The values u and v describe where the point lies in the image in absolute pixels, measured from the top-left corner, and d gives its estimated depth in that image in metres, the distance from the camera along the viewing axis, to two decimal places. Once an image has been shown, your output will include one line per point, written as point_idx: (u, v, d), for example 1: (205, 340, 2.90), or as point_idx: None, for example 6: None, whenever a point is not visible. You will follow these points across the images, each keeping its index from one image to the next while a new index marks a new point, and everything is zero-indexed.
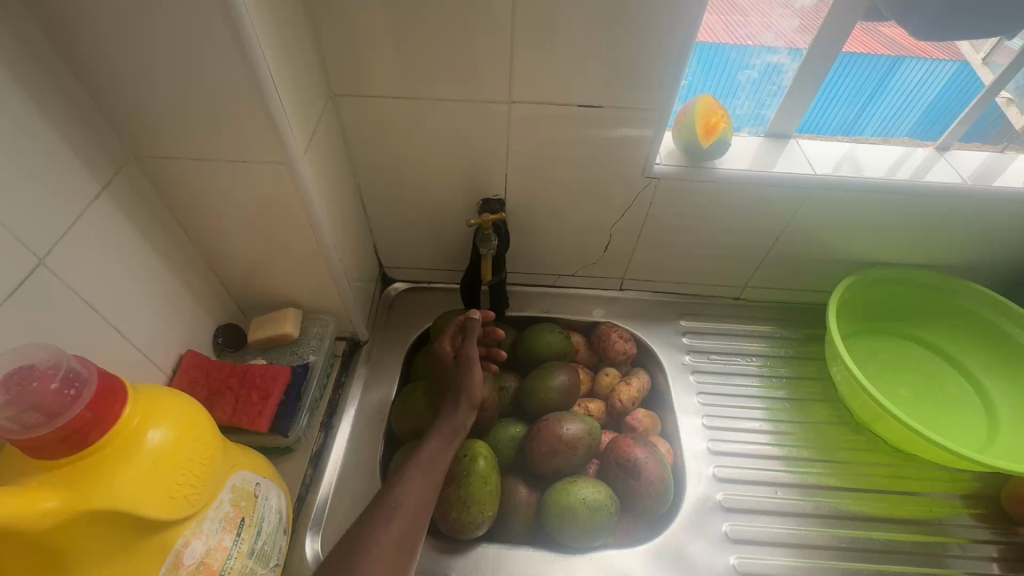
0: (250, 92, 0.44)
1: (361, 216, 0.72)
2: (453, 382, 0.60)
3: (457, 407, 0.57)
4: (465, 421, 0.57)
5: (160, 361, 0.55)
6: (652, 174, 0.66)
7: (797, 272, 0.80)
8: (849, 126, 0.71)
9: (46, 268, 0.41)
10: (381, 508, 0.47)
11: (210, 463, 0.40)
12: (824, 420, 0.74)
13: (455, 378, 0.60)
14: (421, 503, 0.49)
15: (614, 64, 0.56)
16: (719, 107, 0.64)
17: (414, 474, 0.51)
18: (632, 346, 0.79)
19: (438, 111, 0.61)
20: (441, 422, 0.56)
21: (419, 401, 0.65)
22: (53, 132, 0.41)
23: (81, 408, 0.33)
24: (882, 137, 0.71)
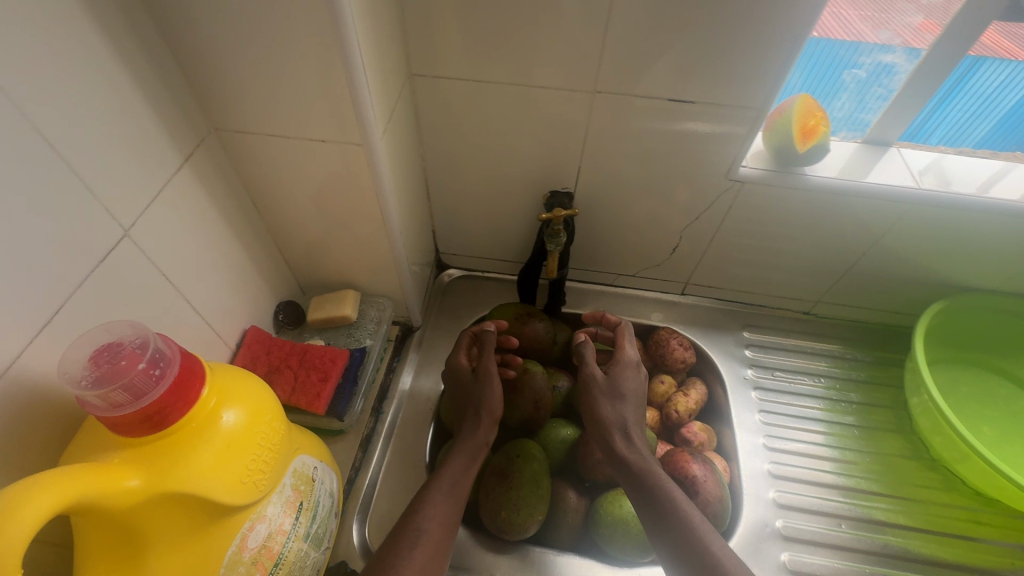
0: (338, 72, 0.43)
1: (424, 200, 0.71)
2: (471, 397, 0.61)
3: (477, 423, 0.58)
4: (486, 438, 0.58)
5: (226, 335, 0.55)
6: (736, 177, 0.62)
7: (880, 292, 0.74)
8: (914, 131, 0.65)
9: (129, 240, 0.41)
10: (406, 534, 0.48)
11: (276, 449, 0.40)
12: (896, 454, 0.69)
13: (474, 392, 0.61)
14: (448, 524, 0.50)
15: (712, 56, 0.52)
16: (819, 109, 0.59)
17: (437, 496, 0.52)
18: (692, 355, 0.75)
19: (517, 97, 0.58)
20: (463, 441, 0.57)
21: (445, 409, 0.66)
22: (142, 102, 0.40)
23: (166, 387, 0.32)
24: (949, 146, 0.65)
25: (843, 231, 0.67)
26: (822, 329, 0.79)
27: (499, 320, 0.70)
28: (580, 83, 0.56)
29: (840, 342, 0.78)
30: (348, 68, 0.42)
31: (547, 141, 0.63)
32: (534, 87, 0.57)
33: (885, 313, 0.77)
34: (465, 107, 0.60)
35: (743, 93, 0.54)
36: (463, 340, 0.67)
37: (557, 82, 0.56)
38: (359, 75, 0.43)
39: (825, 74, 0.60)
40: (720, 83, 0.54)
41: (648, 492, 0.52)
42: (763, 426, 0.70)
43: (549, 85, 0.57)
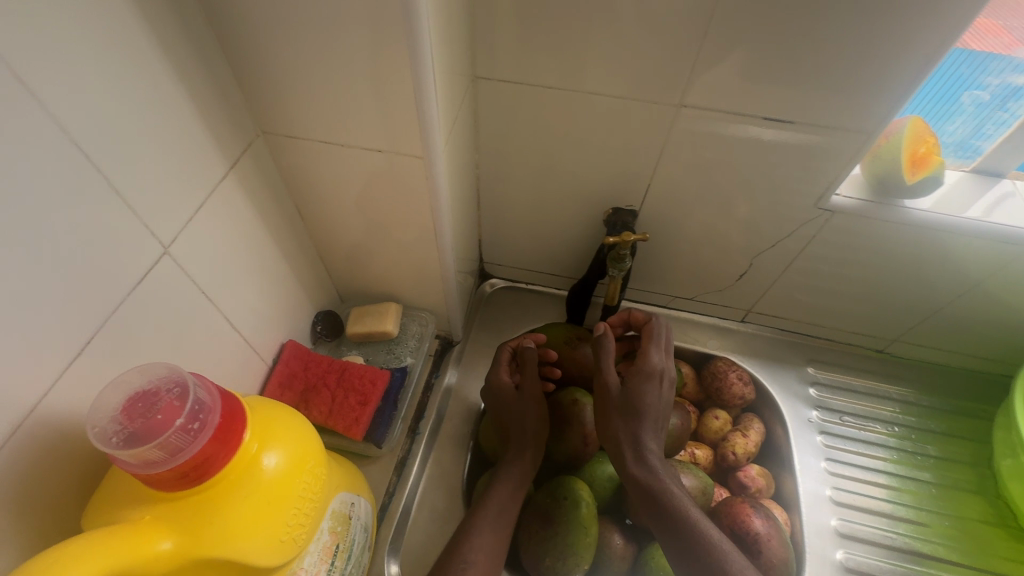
0: (406, 78, 0.38)
1: (473, 208, 0.66)
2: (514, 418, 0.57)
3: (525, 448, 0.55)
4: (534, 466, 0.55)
5: (263, 350, 0.52)
6: (826, 206, 0.56)
7: (972, 337, 0.66)
8: None
9: (170, 258, 0.37)
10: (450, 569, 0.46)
11: (318, 497, 0.36)
12: (977, 519, 0.62)
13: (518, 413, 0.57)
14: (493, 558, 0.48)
15: (819, 71, 0.46)
16: (931, 134, 0.53)
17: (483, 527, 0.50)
18: (752, 391, 0.69)
19: (588, 105, 0.53)
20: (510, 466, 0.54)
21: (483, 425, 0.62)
22: (189, 105, 0.36)
23: (206, 440, 0.29)
24: None
25: (941, 270, 0.59)
26: (896, 370, 0.72)
27: (540, 333, 0.66)
28: (662, 94, 0.50)
29: (917, 386, 0.71)
30: (417, 75, 0.37)
31: (616, 154, 0.57)
32: (609, 97, 0.52)
33: (971, 358, 0.69)
34: (529, 113, 0.55)
35: (851, 114, 0.48)
36: (501, 355, 0.63)
37: (636, 92, 0.51)
38: (428, 82, 0.38)
39: (943, 93, 0.52)
40: (825, 102, 0.48)
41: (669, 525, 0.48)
42: (829, 477, 0.65)
43: (627, 95, 0.51)
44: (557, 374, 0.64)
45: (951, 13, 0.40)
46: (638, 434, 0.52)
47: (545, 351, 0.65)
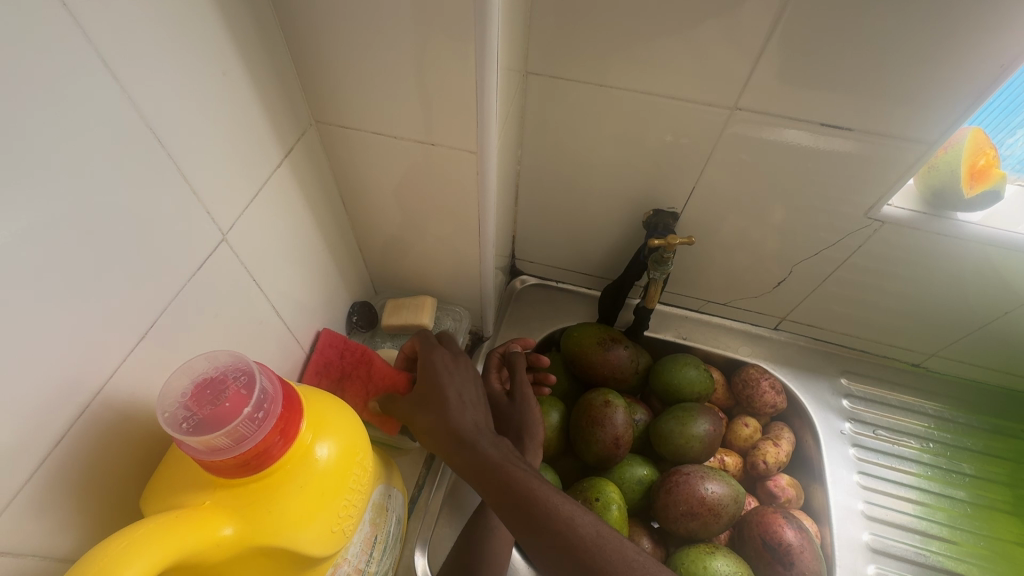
0: (468, 73, 0.37)
1: (511, 205, 0.66)
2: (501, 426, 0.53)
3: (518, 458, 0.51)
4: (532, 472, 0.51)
5: (302, 339, 0.52)
6: (876, 216, 0.55)
7: (1016, 356, 0.65)
8: None
9: (227, 245, 0.37)
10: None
11: (365, 488, 0.37)
12: (1013, 540, 0.61)
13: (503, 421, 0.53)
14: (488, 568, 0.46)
15: (883, 79, 0.45)
16: (991, 146, 0.52)
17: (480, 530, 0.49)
18: (783, 401, 0.68)
19: (639, 105, 0.52)
20: None
21: None
22: (252, 94, 0.36)
23: (270, 427, 0.29)
24: None
25: (989, 285, 0.58)
26: (932, 386, 0.71)
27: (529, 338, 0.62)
28: (718, 97, 0.49)
29: (952, 403, 0.70)
30: (480, 70, 0.37)
31: (663, 156, 0.56)
32: (662, 98, 0.51)
33: (1011, 377, 0.68)
34: (576, 111, 0.54)
35: (913, 124, 0.47)
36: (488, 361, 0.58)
37: (691, 94, 0.50)
38: (490, 77, 0.37)
39: (1009, 105, 0.51)
40: (887, 110, 0.46)
41: None
42: (861, 490, 0.64)
43: (682, 96, 0.50)
44: (552, 379, 0.62)
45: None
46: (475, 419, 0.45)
47: (536, 357, 0.62)
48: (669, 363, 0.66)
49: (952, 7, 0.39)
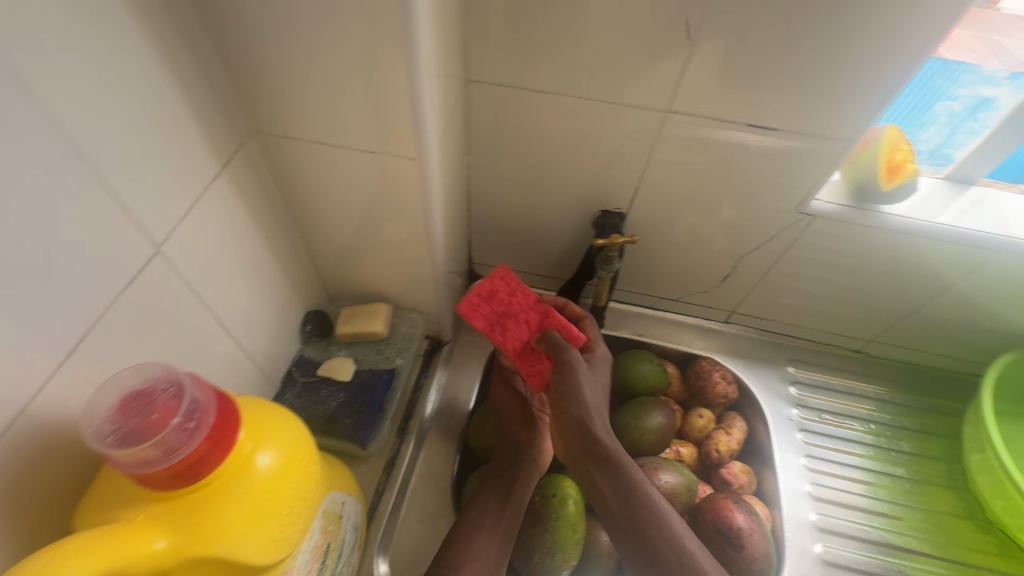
0: (401, 79, 0.38)
1: (463, 209, 0.67)
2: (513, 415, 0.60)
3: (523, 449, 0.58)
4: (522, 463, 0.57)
5: (252, 351, 0.51)
6: (807, 211, 0.58)
7: (944, 337, 0.69)
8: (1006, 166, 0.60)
9: (162, 257, 0.37)
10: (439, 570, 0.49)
11: (311, 495, 0.37)
12: (949, 512, 0.65)
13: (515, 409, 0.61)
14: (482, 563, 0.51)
15: (798, 81, 0.48)
16: (906, 142, 0.55)
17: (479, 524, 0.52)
18: (734, 390, 0.71)
19: (578, 109, 0.54)
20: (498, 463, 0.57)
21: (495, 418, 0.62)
22: (182, 105, 0.36)
23: (201, 438, 0.28)
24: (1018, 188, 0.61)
25: (914, 272, 0.62)
26: (872, 370, 0.75)
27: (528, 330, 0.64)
28: (652, 100, 0.52)
29: (891, 385, 0.74)
30: (412, 76, 0.38)
31: (606, 158, 0.58)
32: (600, 102, 0.53)
33: (943, 358, 0.72)
34: (518, 116, 0.56)
35: (831, 122, 0.50)
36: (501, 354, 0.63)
37: (627, 98, 0.52)
38: (422, 83, 0.38)
39: (917, 103, 0.55)
40: (806, 110, 0.50)
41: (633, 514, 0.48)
42: (808, 472, 0.67)
43: (618, 100, 0.52)
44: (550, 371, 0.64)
45: (918, 30, 0.43)
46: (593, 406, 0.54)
47: None
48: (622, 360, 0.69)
49: (853, 13, 0.43)
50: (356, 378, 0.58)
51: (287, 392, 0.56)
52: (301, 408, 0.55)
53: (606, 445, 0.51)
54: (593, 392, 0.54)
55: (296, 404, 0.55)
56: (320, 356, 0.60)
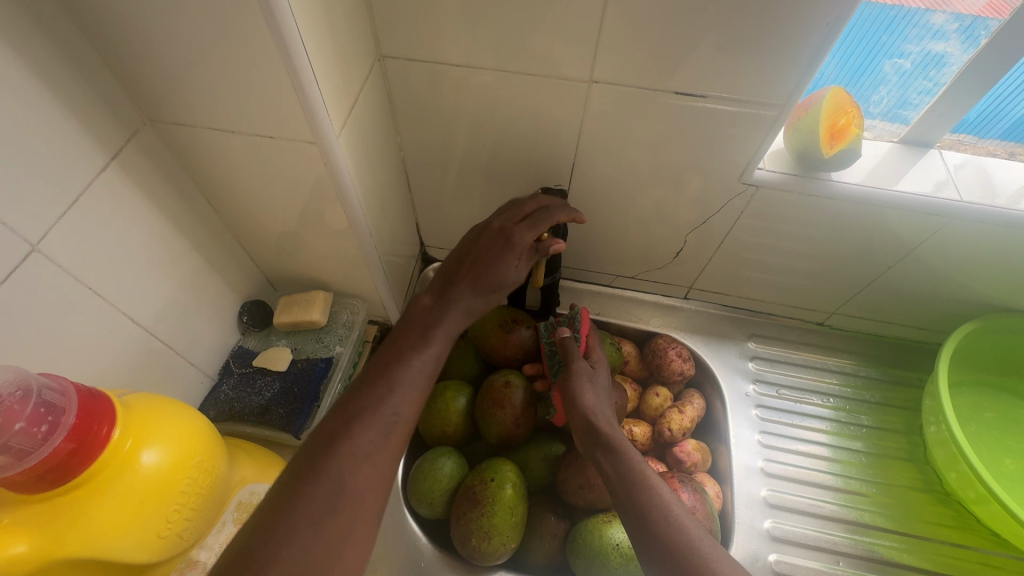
0: (277, 58, 0.37)
1: (403, 190, 0.65)
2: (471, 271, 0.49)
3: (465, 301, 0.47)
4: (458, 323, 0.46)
5: (178, 344, 0.51)
6: (750, 180, 0.56)
7: (905, 305, 0.67)
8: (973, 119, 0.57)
9: (42, 255, 0.37)
10: (375, 416, 0.38)
11: (210, 491, 0.36)
12: (906, 486, 0.63)
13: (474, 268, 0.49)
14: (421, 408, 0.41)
15: (716, 43, 0.45)
16: (852, 105, 0.52)
17: (423, 372, 0.42)
18: (691, 367, 0.70)
19: (500, 82, 0.52)
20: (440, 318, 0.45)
21: (449, 404, 0.61)
22: (48, 97, 0.35)
23: (59, 441, 0.29)
24: (978, 141, 0.58)
25: (871, 240, 0.60)
26: (836, 343, 0.73)
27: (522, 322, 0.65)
28: (572, 70, 0.50)
29: (855, 358, 0.72)
30: (284, 51, 0.36)
31: (540, 132, 0.56)
32: (519, 74, 0.51)
33: (906, 328, 0.70)
34: (441, 92, 0.54)
35: (759, 85, 0.48)
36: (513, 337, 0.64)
37: (546, 69, 0.50)
38: (299, 59, 0.37)
39: (862, 62, 0.52)
40: (729, 75, 0.48)
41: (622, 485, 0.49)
42: (762, 448, 0.66)
43: (538, 72, 0.50)
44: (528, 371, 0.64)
45: None
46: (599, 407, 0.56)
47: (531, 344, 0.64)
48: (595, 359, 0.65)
49: None
50: (292, 368, 0.57)
51: (224, 383, 0.56)
52: (236, 400, 0.55)
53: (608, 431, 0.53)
54: (600, 394, 0.57)
55: (231, 395, 0.55)
56: (260, 346, 0.59)
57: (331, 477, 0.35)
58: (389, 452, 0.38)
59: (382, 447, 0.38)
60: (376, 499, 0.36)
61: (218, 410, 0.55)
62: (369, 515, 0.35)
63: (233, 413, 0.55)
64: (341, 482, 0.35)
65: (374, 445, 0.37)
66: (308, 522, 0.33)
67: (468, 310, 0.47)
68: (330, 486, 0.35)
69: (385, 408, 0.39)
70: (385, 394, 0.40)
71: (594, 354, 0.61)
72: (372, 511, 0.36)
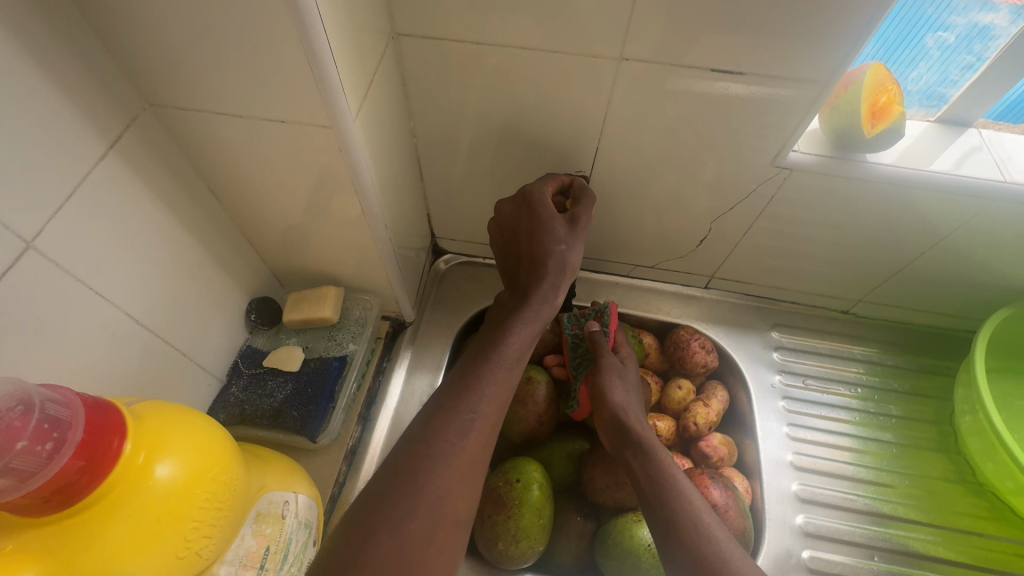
0: (292, 35, 0.34)
1: (414, 179, 0.62)
2: (543, 258, 0.51)
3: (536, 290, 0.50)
4: (548, 312, 0.49)
5: (185, 345, 0.48)
6: (783, 163, 0.53)
7: (935, 291, 0.64)
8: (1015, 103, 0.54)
9: (37, 253, 0.34)
10: (454, 420, 0.40)
11: (230, 505, 0.34)
12: (939, 477, 0.62)
13: (543, 254, 0.51)
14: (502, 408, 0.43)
15: (757, 15, 0.42)
16: (892, 81, 0.50)
17: (498, 377, 0.44)
18: (714, 359, 0.68)
19: (522, 62, 0.49)
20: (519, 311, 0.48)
21: None
22: (40, 79, 0.32)
23: (68, 457, 0.27)
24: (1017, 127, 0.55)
25: (903, 226, 0.57)
26: (861, 332, 0.71)
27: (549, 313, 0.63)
28: (599, 48, 0.47)
29: (881, 347, 0.70)
30: (300, 26, 0.33)
31: (562, 116, 0.53)
32: (542, 52, 0.48)
33: (934, 315, 0.68)
34: (458, 73, 0.51)
35: (799, 61, 0.45)
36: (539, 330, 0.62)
37: (572, 47, 0.47)
38: (316, 34, 0.34)
39: (904, 36, 0.50)
40: (769, 49, 0.45)
41: (648, 482, 0.48)
42: (791, 441, 0.64)
43: (562, 50, 0.47)
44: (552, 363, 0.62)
45: None
46: (626, 401, 0.54)
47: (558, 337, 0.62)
48: None
49: None
50: (305, 368, 0.55)
51: (233, 385, 0.54)
52: (247, 402, 0.52)
53: (637, 430, 0.51)
54: (631, 390, 0.55)
55: (242, 398, 0.53)
56: (269, 345, 0.57)
57: (413, 482, 0.37)
58: (469, 455, 0.39)
59: (461, 449, 0.39)
60: (461, 506, 0.38)
61: (227, 413, 0.52)
62: (449, 521, 0.36)
63: (245, 416, 0.52)
64: (417, 492, 0.36)
65: (454, 447, 0.39)
66: (386, 524, 0.35)
67: (535, 317, 0.49)
68: (415, 489, 0.36)
69: (464, 409, 0.41)
70: (465, 394, 0.42)
71: (622, 350, 0.59)
72: (455, 518, 0.37)
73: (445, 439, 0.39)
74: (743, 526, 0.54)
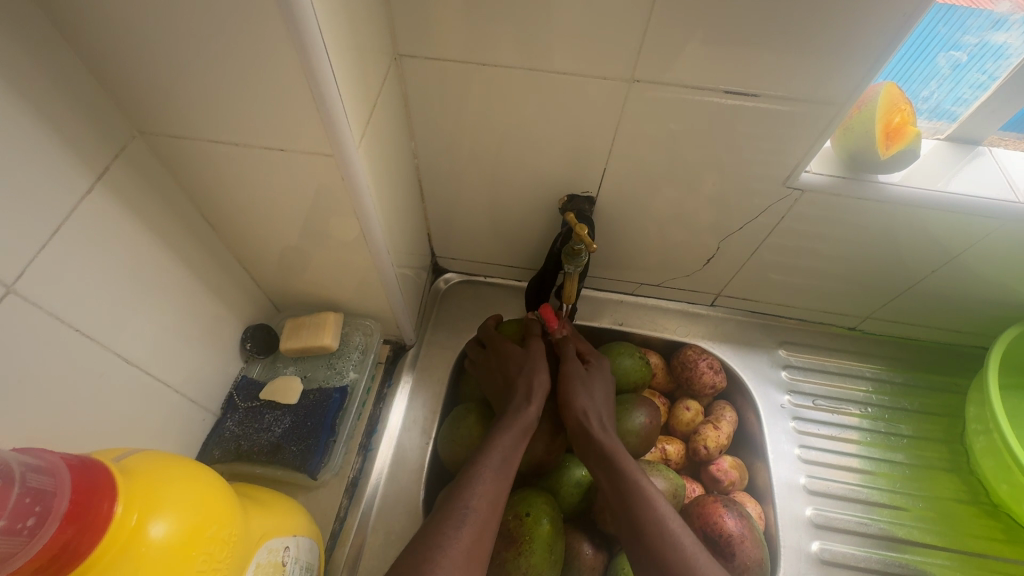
0: (292, 63, 0.32)
1: (415, 200, 0.60)
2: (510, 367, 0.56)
3: (517, 402, 0.52)
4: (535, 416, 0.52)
5: (176, 380, 0.46)
6: (795, 184, 0.52)
7: (944, 309, 0.64)
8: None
9: (17, 296, 0.32)
10: (450, 514, 0.43)
11: (228, 561, 0.32)
12: (952, 498, 0.61)
13: (512, 363, 0.57)
14: (495, 503, 0.45)
15: (771, 37, 0.41)
16: (905, 101, 0.50)
17: (486, 474, 0.46)
18: (723, 380, 0.66)
19: (528, 83, 0.48)
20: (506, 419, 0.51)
21: (474, 426, 0.55)
22: (22, 112, 0.30)
23: (54, 530, 0.25)
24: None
25: (914, 245, 0.56)
26: (869, 349, 0.70)
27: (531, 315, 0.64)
28: (608, 69, 0.45)
29: (888, 363, 0.69)
30: (300, 52, 0.31)
31: (568, 136, 0.52)
32: (549, 73, 0.46)
33: (942, 332, 0.68)
34: (461, 94, 0.49)
35: (811, 82, 0.44)
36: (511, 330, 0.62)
37: (580, 68, 0.46)
38: (318, 64, 0.32)
39: (915, 56, 0.49)
40: (783, 72, 0.44)
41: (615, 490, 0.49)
42: (802, 464, 0.63)
43: (570, 70, 0.46)
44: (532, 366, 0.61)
45: None
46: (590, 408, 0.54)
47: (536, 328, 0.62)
48: (628, 377, 0.62)
49: None
50: (304, 399, 0.53)
51: (228, 419, 0.51)
52: (243, 437, 0.50)
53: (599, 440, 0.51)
54: (598, 397, 0.55)
55: (238, 432, 0.50)
56: (265, 375, 0.54)
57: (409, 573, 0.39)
58: (465, 552, 0.41)
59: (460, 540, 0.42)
60: None
61: (222, 450, 0.50)
62: None
63: (240, 452, 0.50)
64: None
65: (449, 540, 0.41)
66: None
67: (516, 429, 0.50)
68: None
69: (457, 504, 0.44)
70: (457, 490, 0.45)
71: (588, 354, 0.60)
72: None
73: (443, 533, 0.42)
74: (761, 557, 0.53)
